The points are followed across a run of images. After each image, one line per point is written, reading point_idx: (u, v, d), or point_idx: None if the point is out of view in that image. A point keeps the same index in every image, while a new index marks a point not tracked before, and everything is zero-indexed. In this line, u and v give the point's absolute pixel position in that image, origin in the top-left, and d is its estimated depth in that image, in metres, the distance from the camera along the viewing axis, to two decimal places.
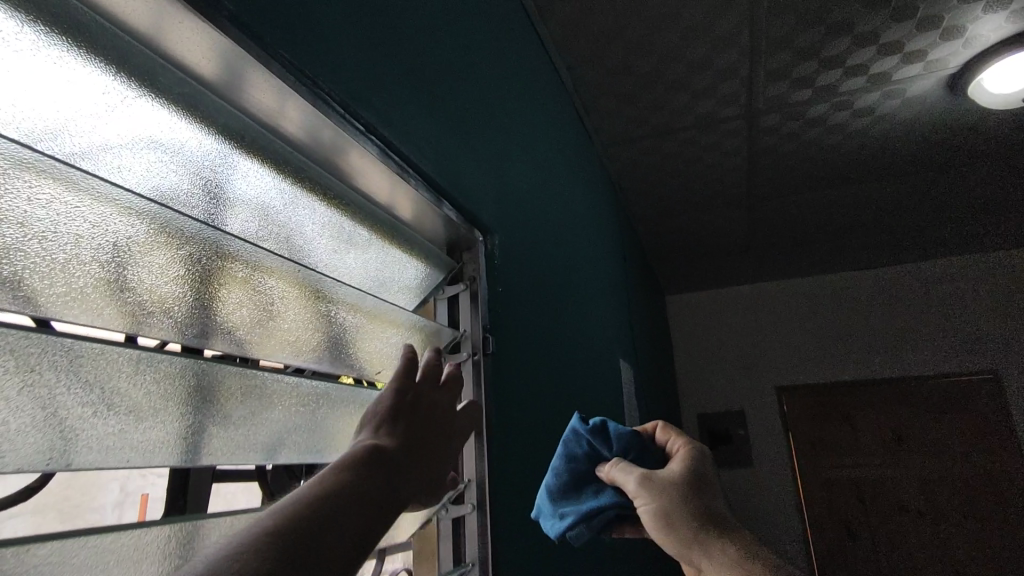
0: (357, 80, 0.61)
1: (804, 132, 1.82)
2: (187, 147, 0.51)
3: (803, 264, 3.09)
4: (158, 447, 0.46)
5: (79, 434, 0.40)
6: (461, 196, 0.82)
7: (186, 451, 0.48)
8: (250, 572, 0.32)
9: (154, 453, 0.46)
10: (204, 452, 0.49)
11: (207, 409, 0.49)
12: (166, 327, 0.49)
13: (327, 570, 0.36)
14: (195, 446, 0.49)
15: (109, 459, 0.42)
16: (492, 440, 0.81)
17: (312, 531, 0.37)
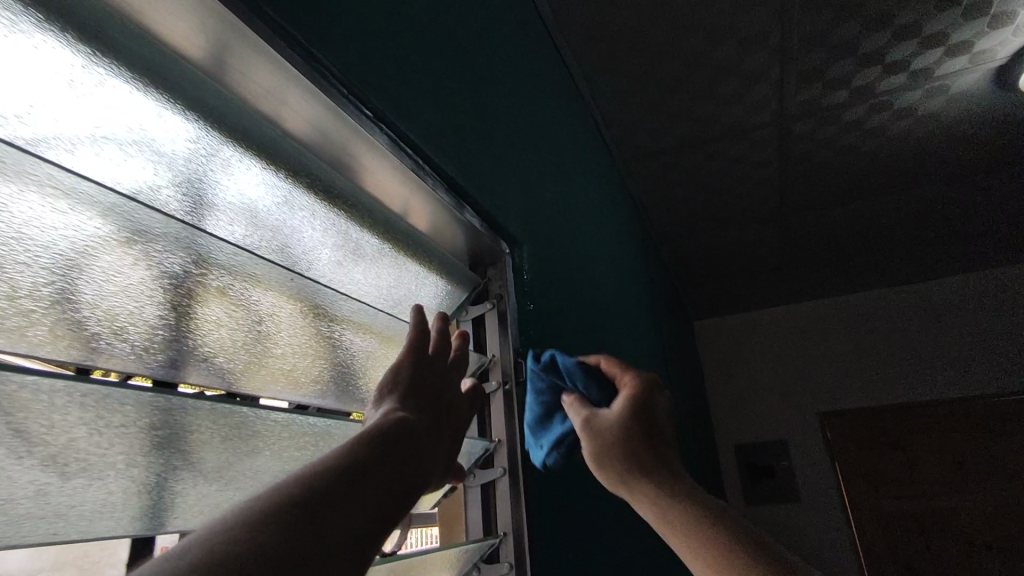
0: (362, 58, 0.51)
1: (839, 138, 1.71)
2: (165, 133, 0.41)
3: (835, 283, 2.93)
4: (108, 511, 0.37)
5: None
6: (486, 201, 0.72)
7: (147, 514, 0.39)
8: (308, 504, 0.33)
9: (102, 519, 0.37)
10: (169, 512, 0.41)
11: (174, 464, 0.39)
12: (124, 355, 0.39)
13: (376, 510, 0.37)
14: (162, 502, 0.40)
15: (34, 530, 0.33)
16: (531, 487, 0.69)
17: (313, 507, 0.34)
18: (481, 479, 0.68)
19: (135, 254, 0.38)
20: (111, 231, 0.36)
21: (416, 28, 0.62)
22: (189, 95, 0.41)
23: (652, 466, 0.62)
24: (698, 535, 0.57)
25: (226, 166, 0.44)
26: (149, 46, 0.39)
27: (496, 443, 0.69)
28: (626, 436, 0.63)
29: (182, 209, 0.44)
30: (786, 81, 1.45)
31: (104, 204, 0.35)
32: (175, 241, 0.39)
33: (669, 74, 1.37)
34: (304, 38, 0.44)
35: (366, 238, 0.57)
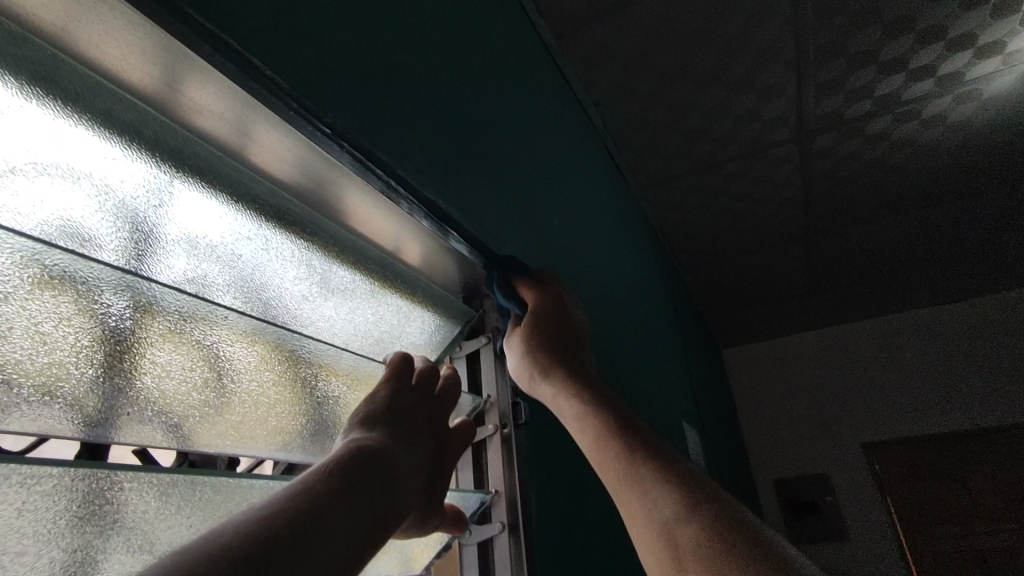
0: (315, 63, 0.42)
1: (865, 151, 1.62)
2: (89, 155, 0.35)
3: (870, 305, 2.79)
4: None
5: None
6: (484, 232, 0.63)
7: None
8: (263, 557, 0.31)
9: None
10: None
11: (98, 538, 0.31)
12: (43, 414, 0.32)
13: (345, 552, 0.35)
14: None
15: None
16: (541, 553, 0.59)
17: (276, 550, 0.32)
18: (478, 538, 0.60)
19: (61, 303, 0.32)
20: (32, 280, 0.30)
21: (395, 40, 0.55)
22: (113, 113, 0.35)
23: (576, 374, 0.64)
24: (604, 430, 0.57)
25: (174, 196, 0.39)
26: (47, 56, 0.32)
27: (492, 495, 0.61)
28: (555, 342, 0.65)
29: (122, 241, 0.38)
30: (805, 95, 1.37)
31: (18, 256, 0.29)
32: (113, 285, 0.34)
33: (681, 92, 1.31)
34: (240, 44, 0.36)
35: (338, 270, 0.52)
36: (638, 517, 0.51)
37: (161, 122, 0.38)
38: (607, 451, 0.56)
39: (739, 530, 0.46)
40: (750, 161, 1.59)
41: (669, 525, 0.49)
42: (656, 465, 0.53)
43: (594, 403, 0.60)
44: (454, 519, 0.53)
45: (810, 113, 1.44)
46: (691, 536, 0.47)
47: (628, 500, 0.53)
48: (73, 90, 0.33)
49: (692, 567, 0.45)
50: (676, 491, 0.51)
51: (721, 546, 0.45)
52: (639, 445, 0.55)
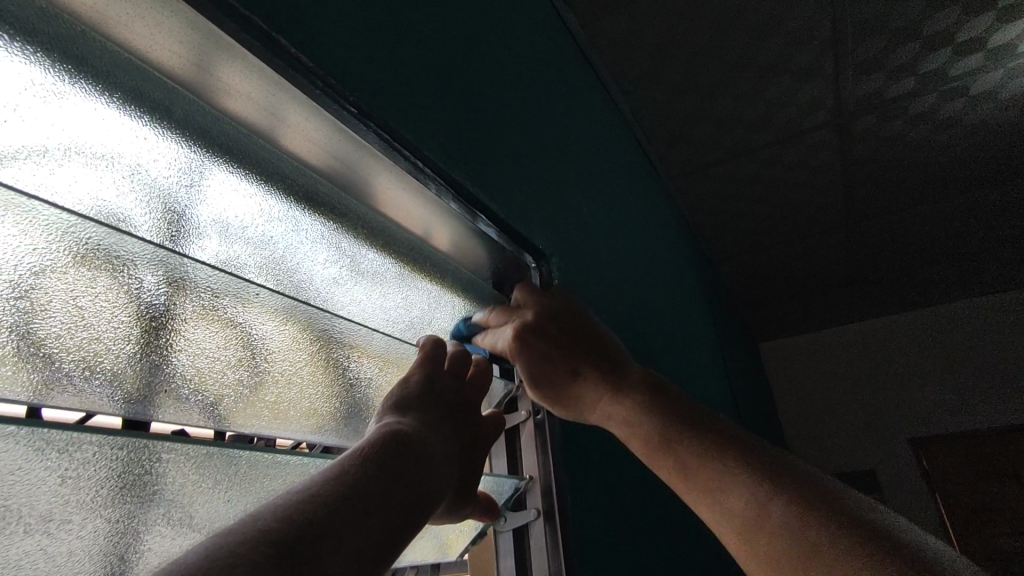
0: (339, 42, 0.42)
1: (909, 133, 1.55)
2: (121, 135, 0.35)
3: (917, 295, 2.68)
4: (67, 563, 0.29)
5: None
6: (512, 217, 0.62)
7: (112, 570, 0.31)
8: (297, 541, 0.29)
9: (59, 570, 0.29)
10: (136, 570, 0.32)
11: (143, 509, 0.32)
12: (91, 390, 0.32)
13: (376, 546, 0.33)
14: (121, 561, 0.31)
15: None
16: (576, 540, 0.58)
17: (312, 534, 0.30)
18: (513, 524, 0.59)
19: (98, 279, 0.33)
20: (68, 254, 0.31)
21: (421, 25, 0.54)
22: (141, 92, 0.36)
23: (615, 376, 0.58)
24: (658, 434, 0.52)
25: (205, 176, 0.40)
26: (75, 32, 0.32)
27: (527, 481, 0.60)
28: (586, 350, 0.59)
29: (155, 223, 0.38)
30: (842, 76, 1.32)
31: (55, 228, 0.30)
32: (146, 261, 0.35)
33: (712, 77, 1.27)
34: (267, 24, 0.36)
35: (367, 254, 0.52)
36: (722, 519, 0.46)
37: (188, 101, 0.38)
38: (666, 456, 0.51)
39: (835, 502, 0.42)
40: (785, 147, 1.54)
41: (755, 514, 0.44)
42: (725, 454, 0.48)
43: (639, 403, 0.55)
44: (490, 505, 0.52)
45: (848, 95, 1.38)
46: (785, 521, 0.42)
47: (704, 501, 0.48)
48: (103, 69, 0.34)
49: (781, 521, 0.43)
50: (752, 475, 0.46)
51: (820, 527, 0.41)
52: (699, 436, 0.50)
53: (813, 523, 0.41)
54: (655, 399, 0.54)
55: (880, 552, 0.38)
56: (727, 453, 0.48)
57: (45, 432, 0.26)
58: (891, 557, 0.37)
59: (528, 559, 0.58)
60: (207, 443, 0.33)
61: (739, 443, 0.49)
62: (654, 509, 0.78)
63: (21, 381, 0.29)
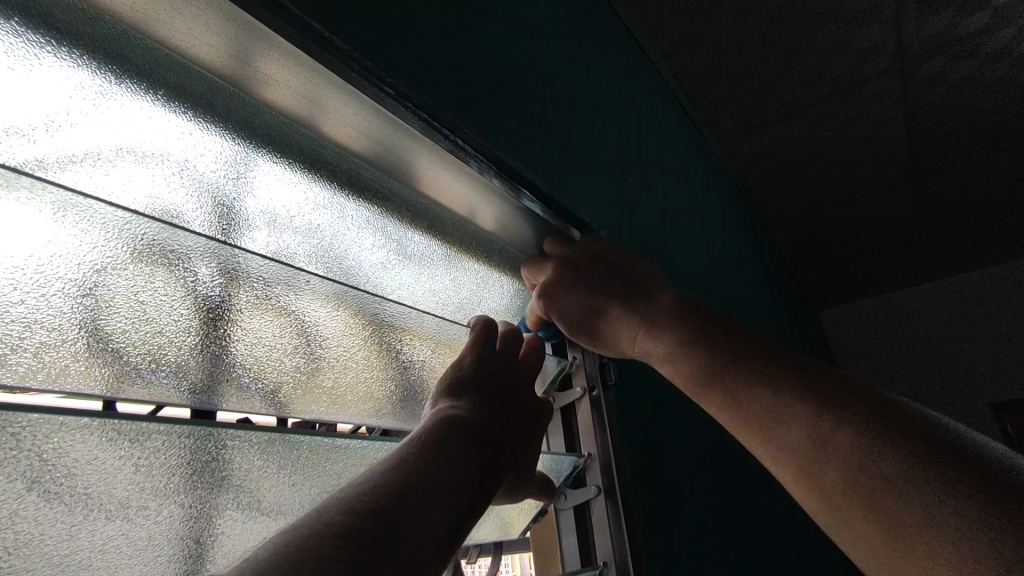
0: (370, 25, 0.41)
1: (982, 73, 1.43)
2: (168, 133, 0.36)
3: (996, 252, 2.48)
4: (149, 546, 0.31)
5: (42, 528, 0.26)
6: (556, 191, 0.61)
7: (190, 556, 0.32)
8: (359, 531, 0.29)
9: (142, 552, 0.30)
10: (212, 554, 0.33)
11: (214, 493, 0.32)
12: (157, 381, 0.34)
13: (431, 535, 0.32)
14: (197, 546, 0.32)
15: (94, 555, 0.28)
16: (637, 516, 0.57)
17: (381, 527, 0.30)
18: (574, 501, 0.59)
19: (156, 274, 0.33)
20: (127, 250, 0.32)
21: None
22: (184, 87, 0.36)
23: (644, 305, 0.56)
24: (702, 368, 0.50)
25: (251, 168, 0.40)
26: (115, 30, 0.33)
27: (586, 458, 0.59)
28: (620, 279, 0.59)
29: (205, 217, 0.40)
30: (904, 17, 1.22)
31: (112, 225, 0.31)
32: (201, 254, 0.35)
33: (758, 31, 1.20)
34: (301, 9, 0.36)
35: (413, 237, 0.52)
36: (781, 456, 0.44)
37: (230, 94, 0.38)
38: (715, 388, 0.49)
39: (899, 428, 0.39)
40: (841, 100, 1.44)
41: (815, 448, 0.41)
42: (778, 388, 0.45)
43: (677, 331, 0.53)
44: (547, 484, 0.52)
45: (911, 37, 1.28)
46: (847, 452, 0.40)
47: (759, 434, 0.45)
48: (145, 66, 0.34)
49: (837, 446, 0.40)
50: (812, 406, 0.42)
51: (881, 457, 0.38)
52: (745, 367, 0.47)
53: (873, 452, 0.38)
54: (696, 325, 0.52)
55: (953, 481, 0.35)
56: (782, 386, 0.45)
57: (120, 423, 0.27)
58: (963, 480, 0.35)
59: (591, 535, 0.57)
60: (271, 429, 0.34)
61: (791, 372, 0.45)
62: (717, 485, 0.76)
63: (94, 375, 0.31)
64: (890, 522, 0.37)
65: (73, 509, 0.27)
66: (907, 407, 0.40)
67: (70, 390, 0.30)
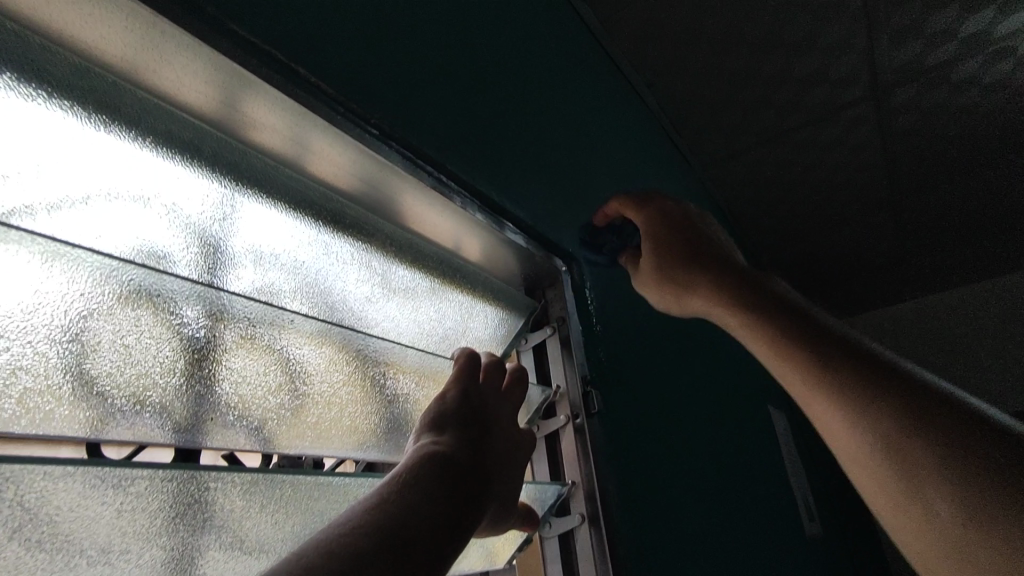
0: (358, 71, 0.43)
1: (952, 100, 1.48)
2: (157, 177, 0.37)
3: (974, 272, 2.54)
4: None
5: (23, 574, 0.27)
6: (539, 222, 0.62)
7: None
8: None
9: None
10: None
11: (195, 534, 0.33)
12: (143, 424, 0.34)
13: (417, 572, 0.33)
14: None
15: None
16: (621, 541, 0.57)
17: (357, 568, 0.30)
18: (559, 528, 0.59)
19: (141, 316, 0.34)
20: (113, 296, 0.33)
21: (440, 42, 0.54)
22: (172, 133, 0.37)
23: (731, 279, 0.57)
24: (784, 333, 0.51)
25: (237, 209, 0.41)
26: (106, 81, 0.34)
27: (570, 486, 0.60)
28: (695, 254, 0.59)
29: (192, 257, 0.40)
30: (876, 47, 1.27)
31: (98, 272, 0.32)
32: (186, 297, 0.36)
33: (735, 61, 1.24)
34: (286, 56, 0.38)
35: (397, 270, 0.52)
36: (843, 444, 0.46)
37: (215, 138, 0.40)
38: (795, 350, 0.50)
39: (960, 424, 0.41)
40: (819, 125, 1.48)
41: (893, 423, 0.43)
42: (846, 380, 0.46)
43: (759, 305, 0.54)
44: (529, 514, 0.52)
45: (884, 66, 1.32)
46: (927, 434, 0.42)
47: (829, 400, 0.47)
48: (134, 114, 0.35)
49: (919, 426, 0.42)
50: (890, 385, 0.45)
51: (973, 444, 0.40)
52: (828, 344, 0.49)
53: (956, 435, 0.41)
54: (769, 309, 0.53)
55: None
56: (848, 372, 0.46)
57: (102, 470, 0.27)
58: None
59: (576, 563, 0.58)
60: (254, 469, 0.34)
61: (853, 356, 0.47)
62: (701, 511, 0.76)
63: (78, 419, 0.31)
64: (972, 501, 0.39)
65: (55, 556, 0.28)
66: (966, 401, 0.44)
67: (54, 434, 0.31)
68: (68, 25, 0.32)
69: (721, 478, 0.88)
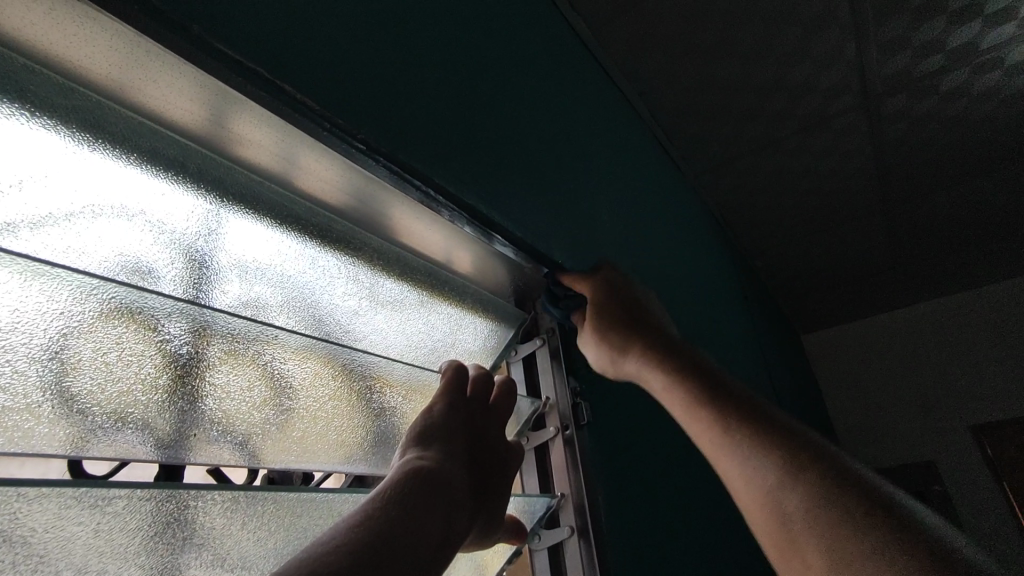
0: (345, 85, 0.43)
1: (942, 109, 1.49)
2: (141, 193, 0.37)
3: (966, 278, 2.56)
4: None
5: None
6: (531, 235, 0.62)
7: None
8: None
9: None
10: None
11: (173, 550, 0.33)
12: (124, 439, 0.34)
13: None
14: None
15: None
16: (610, 554, 0.57)
17: None
18: (548, 541, 0.59)
19: (123, 333, 0.34)
20: (95, 313, 0.33)
21: (429, 55, 0.55)
22: (157, 150, 0.37)
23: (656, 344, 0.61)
24: (697, 395, 0.56)
25: (222, 224, 0.41)
26: (90, 102, 0.34)
27: (559, 498, 0.60)
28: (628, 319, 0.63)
29: (177, 272, 0.40)
30: (867, 57, 1.28)
31: (80, 290, 0.32)
32: (170, 314, 0.36)
33: (726, 71, 1.25)
34: (271, 73, 0.38)
35: (385, 283, 0.53)
36: (742, 492, 0.51)
37: (200, 155, 0.40)
38: (704, 411, 0.55)
39: (833, 489, 0.47)
40: (811, 134, 1.49)
41: (779, 484, 0.49)
42: (751, 440, 0.52)
43: (676, 369, 0.58)
44: (517, 527, 0.52)
45: (874, 76, 1.33)
46: (804, 495, 0.47)
47: (728, 461, 0.52)
48: (117, 132, 0.35)
49: (800, 489, 0.48)
50: (778, 451, 0.50)
51: (841, 507, 0.46)
52: (733, 409, 0.54)
53: (830, 498, 0.46)
54: (688, 371, 0.58)
55: (893, 534, 0.43)
56: (745, 434, 0.52)
57: (77, 491, 0.27)
58: (898, 534, 0.43)
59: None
60: (235, 487, 0.34)
61: (750, 422, 0.53)
62: (691, 520, 0.76)
63: (58, 437, 0.32)
64: (836, 559, 0.44)
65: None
66: (849, 469, 0.49)
67: (34, 451, 0.31)
68: (52, 45, 0.32)
69: (711, 489, 0.88)
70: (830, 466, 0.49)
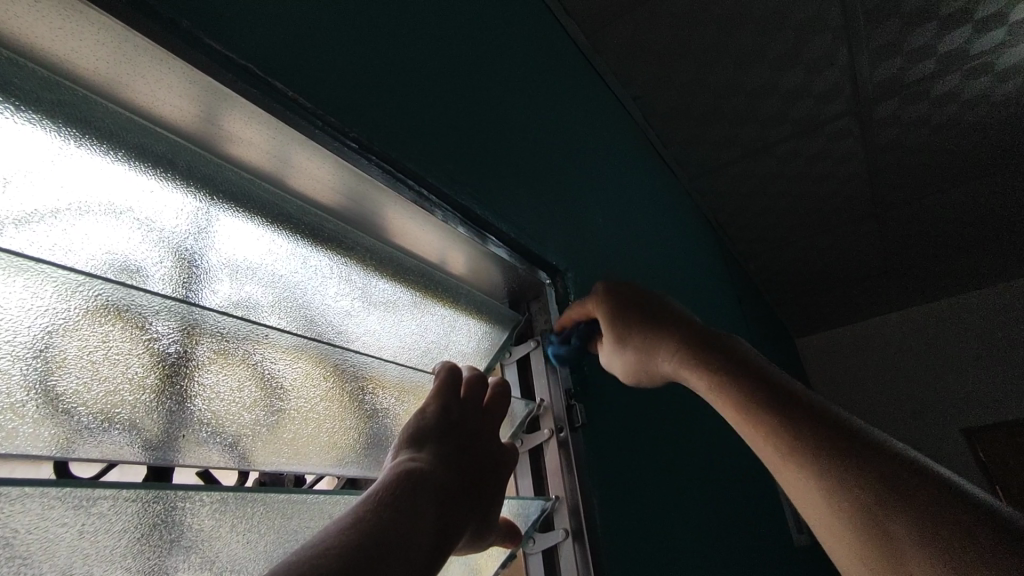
0: (338, 84, 0.43)
1: (934, 114, 1.50)
2: (129, 190, 0.36)
3: (958, 283, 2.57)
4: None
5: None
6: (522, 236, 0.62)
7: None
8: None
9: None
10: None
11: (161, 553, 0.32)
12: (110, 440, 0.33)
13: None
14: None
15: None
16: (604, 556, 0.57)
17: None
18: (542, 544, 0.58)
19: (110, 330, 0.33)
20: (81, 310, 0.32)
21: (422, 55, 0.55)
22: (144, 147, 0.37)
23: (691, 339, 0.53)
24: (747, 395, 0.47)
25: (212, 222, 0.40)
26: (74, 95, 0.34)
27: (554, 501, 0.59)
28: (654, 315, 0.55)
29: (166, 270, 0.39)
30: (858, 62, 1.29)
31: (65, 286, 0.31)
32: (158, 312, 0.35)
33: (720, 75, 1.25)
34: (262, 71, 0.38)
35: (378, 283, 0.52)
36: (817, 518, 0.41)
37: (189, 152, 0.39)
38: (757, 414, 0.45)
39: (937, 506, 0.37)
40: (803, 138, 1.49)
41: (868, 503, 0.39)
42: (820, 448, 0.42)
43: (718, 366, 0.50)
44: (511, 530, 0.51)
45: (866, 80, 1.34)
46: (903, 520, 0.38)
47: (796, 474, 0.42)
48: (104, 128, 0.35)
49: (896, 509, 0.38)
50: (858, 456, 0.41)
51: (951, 534, 0.36)
52: (791, 407, 0.45)
53: (937, 524, 0.37)
54: (732, 366, 0.49)
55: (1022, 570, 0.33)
56: (814, 438, 0.42)
57: (62, 490, 0.27)
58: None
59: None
60: (224, 487, 0.33)
61: (817, 421, 0.43)
62: (685, 523, 0.76)
63: (43, 437, 0.31)
64: None
65: None
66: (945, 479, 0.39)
67: (19, 452, 0.30)
68: (39, 37, 0.32)
69: (705, 491, 0.87)
70: (924, 477, 0.39)
